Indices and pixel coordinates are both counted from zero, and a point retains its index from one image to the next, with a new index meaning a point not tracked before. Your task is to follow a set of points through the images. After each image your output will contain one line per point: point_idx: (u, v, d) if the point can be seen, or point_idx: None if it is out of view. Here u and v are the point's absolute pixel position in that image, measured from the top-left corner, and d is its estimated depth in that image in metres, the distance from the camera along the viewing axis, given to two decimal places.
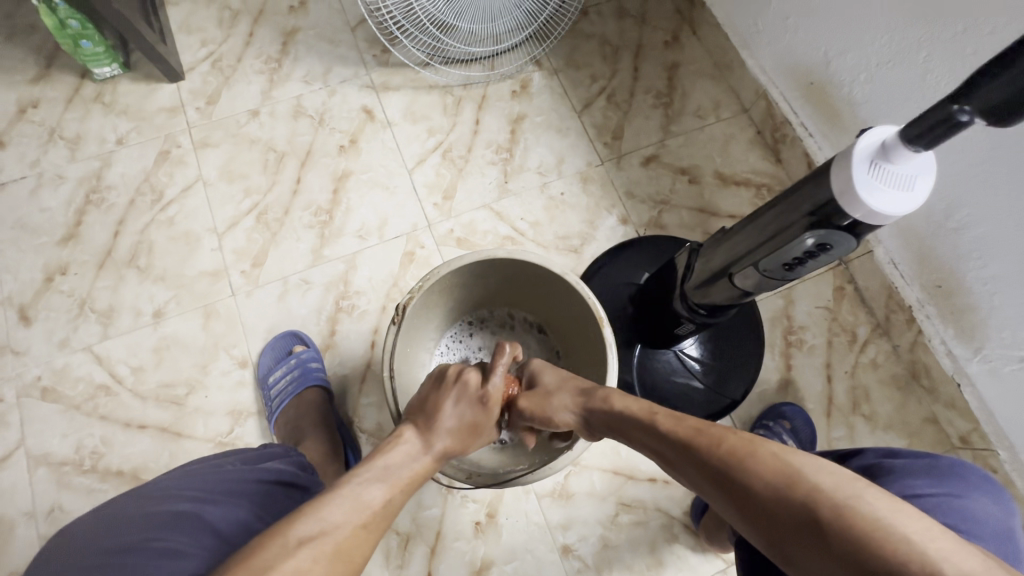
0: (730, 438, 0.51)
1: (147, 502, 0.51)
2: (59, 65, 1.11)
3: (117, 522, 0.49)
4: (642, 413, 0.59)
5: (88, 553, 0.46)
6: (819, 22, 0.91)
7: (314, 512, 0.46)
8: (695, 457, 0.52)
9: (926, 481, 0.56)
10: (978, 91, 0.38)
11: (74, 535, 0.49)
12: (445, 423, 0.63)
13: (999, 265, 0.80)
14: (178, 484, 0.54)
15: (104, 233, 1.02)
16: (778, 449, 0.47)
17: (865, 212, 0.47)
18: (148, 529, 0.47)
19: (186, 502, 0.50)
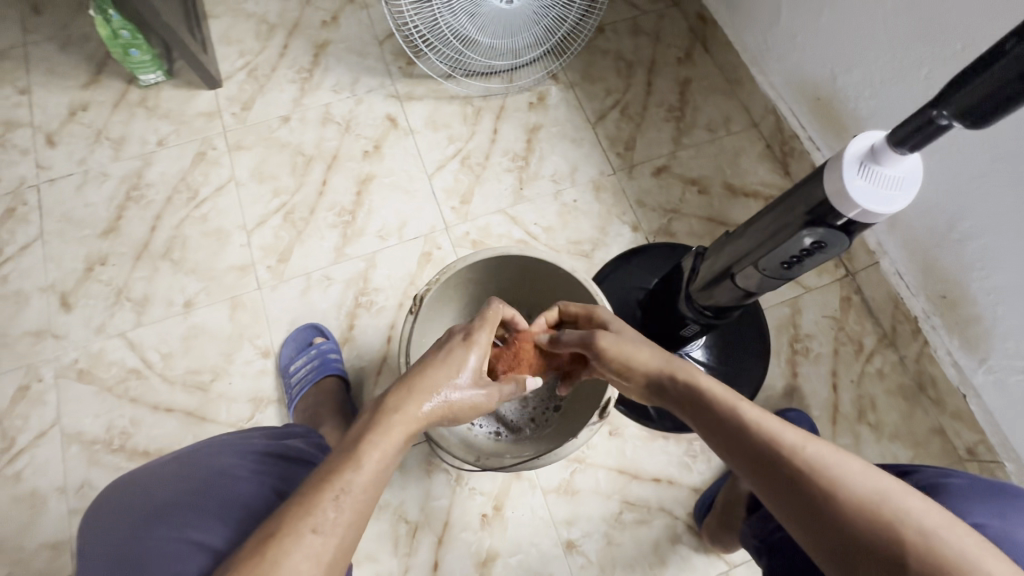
0: (810, 442, 0.48)
1: (181, 471, 0.55)
2: (108, 72, 1.19)
3: (149, 487, 0.53)
4: (726, 403, 0.54)
5: (127, 513, 0.51)
6: (825, 40, 0.95)
7: (302, 519, 0.45)
8: (768, 459, 0.48)
9: (988, 506, 0.52)
10: (954, 97, 0.42)
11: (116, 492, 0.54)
12: (423, 369, 0.61)
13: (1002, 276, 0.82)
14: (204, 456, 0.58)
15: (142, 227, 1.08)
16: (862, 465, 0.45)
17: (859, 211, 0.50)
18: (179, 497, 0.52)
19: (216, 472, 0.55)
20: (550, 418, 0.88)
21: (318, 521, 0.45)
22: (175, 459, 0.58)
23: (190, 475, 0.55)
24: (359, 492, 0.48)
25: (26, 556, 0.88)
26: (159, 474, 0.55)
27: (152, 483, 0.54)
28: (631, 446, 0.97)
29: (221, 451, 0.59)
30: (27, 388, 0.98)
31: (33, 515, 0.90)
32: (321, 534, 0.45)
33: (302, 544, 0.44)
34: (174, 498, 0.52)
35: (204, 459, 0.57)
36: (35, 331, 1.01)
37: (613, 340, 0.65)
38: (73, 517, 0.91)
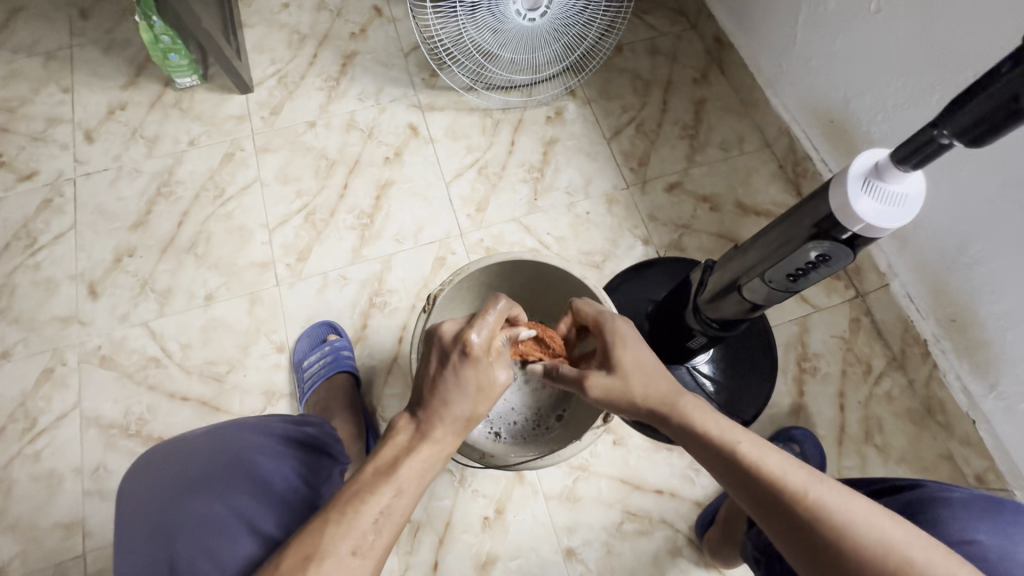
0: (816, 489, 0.48)
1: (211, 450, 0.56)
2: (147, 75, 1.25)
3: (182, 465, 0.54)
4: (725, 440, 0.54)
5: (165, 492, 0.52)
6: (839, 65, 0.97)
7: (343, 540, 0.46)
8: (777, 502, 0.48)
9: (984, 526, 0.52)
10: (954, 117, 0.43)
11: (150, 472, 0.55)
12: (436, 392, 0.58)
13: (1010, 301, 0.82)
14: (228, 450, 0.56)
15: (170, 222, 1.13)
16: (868, 513, 0.45)
17: (863, 225, 0.52)
18: (213, 479, 0.52)
19: (247, 452, 0.55)
20: (544, 431, 0.89)
21: (356, 542, 0.46)
22: (196, 445, 0.57)
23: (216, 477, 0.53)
24: (390, 512, 0.49)
25: (40, 534, 0.91)
26: (182, 468, 0.54)
27: (177, 480, 0.52)
28: (634, 456, 0.97)
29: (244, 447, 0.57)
30: (51, 371, 1.01)
31: (50, 494, 0.93)
32: (360, 557, 0.46)
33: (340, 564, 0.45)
34: (201, 506, 0.50)
35: (228, 454, 0.55)
36: (62, 317, 1.05)
37: (603, 382, 0.63)
38: (87, 499, 0.93)
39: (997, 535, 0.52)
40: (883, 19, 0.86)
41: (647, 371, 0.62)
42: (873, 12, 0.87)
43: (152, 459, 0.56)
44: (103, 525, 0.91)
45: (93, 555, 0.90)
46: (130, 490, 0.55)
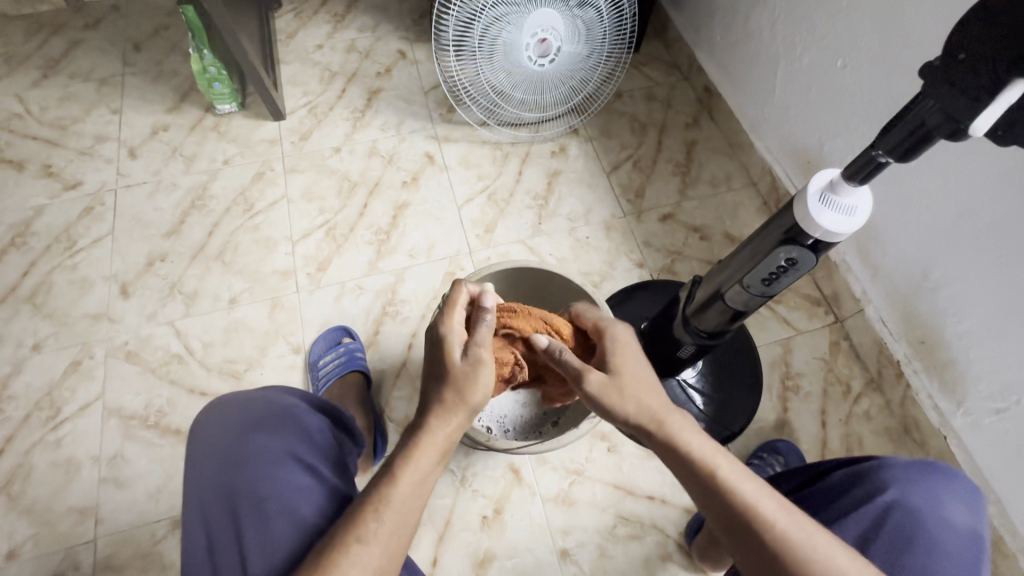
0: (783, 522, 0.52)
1: (273, 401, 0.61)
2: (189, 101, 1.38)
3: (250, 410, 0.59)
4: (704, 461, 0.57)
5: (236, 434, 0.57)
6: (814, 112, 1.09)
7: (349, 533, 0.49)
8: (743, 525, 0.53)
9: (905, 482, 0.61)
10: (883, 138, 0.53)
11: (220, 415, 0.60)
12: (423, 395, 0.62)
13: (971, 322, 0.90)
14: (284, 403, 0.61)
15: (201, 232, 1.22)
16: (830, 549, 0.50)
17: (822, 231, 0.61)
18: (277, 426, 0.58)
19: (303, 409, 0.62)
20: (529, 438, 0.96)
21: (362, 531, 0.49)
22: (258, 396, 0.62)
23: (278, 428, 0.58)
24: (397, 507, 0.51)
25: (54, 518, 0.95)
26: (246, 415, 0.59)
27: (241, 425, 0.58)
28: (627, 463, 1.02)
29: (299, 406, 0.62)
30: (78, 364, 1.07)
31: (67, 480, 0.97)
32: (371, 545, 0.49)
33: (351, 556, 0.48)
34: (270, 449, 0.55)
35: (285, 409, 0.60)
36: (93, 314, 1.12)
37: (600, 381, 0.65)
38: (102, 485, 0.97)
39: (927, 497, 0.61)
40: (848, 72, 0.98)
41: (641, 384, 0.65)
42: (840, 67, 1.00)
43: (220, 404, 0.61)
44: (115, 511, 0.95)
45: (104, 540, 0.93)
46: (196, 430, 0.60)
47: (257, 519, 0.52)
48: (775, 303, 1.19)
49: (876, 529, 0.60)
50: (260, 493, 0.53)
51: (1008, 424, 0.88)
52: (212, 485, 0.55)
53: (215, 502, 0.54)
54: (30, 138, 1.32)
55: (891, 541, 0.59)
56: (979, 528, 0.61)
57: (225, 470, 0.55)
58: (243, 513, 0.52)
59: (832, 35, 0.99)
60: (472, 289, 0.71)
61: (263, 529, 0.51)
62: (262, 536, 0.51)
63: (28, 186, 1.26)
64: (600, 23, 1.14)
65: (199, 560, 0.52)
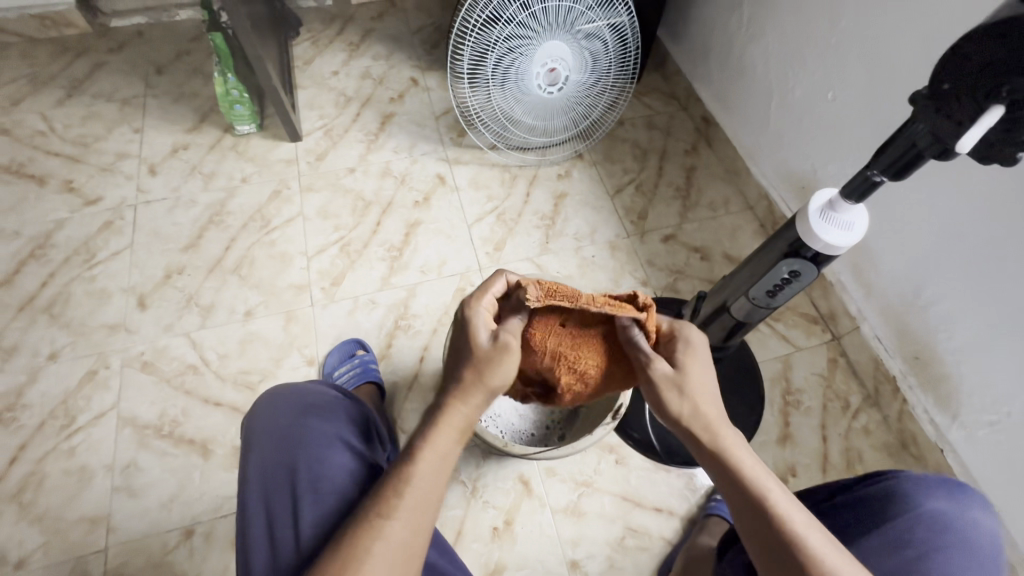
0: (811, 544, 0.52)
1: (322, 391, 0.67)
2: (209, 122, 1.43)
3: (303, 397, 0.65)
4: (757, 485, 0.56)
5: (292, 417, 0.62)
6: (806, 141, 1.16)
7: (373, 510, 0.52)
8: (784, 551, 0.52)
9: (941, 496, 0.66)
10: (878, 159, 0.58)
11: (276, 400, 0.65)
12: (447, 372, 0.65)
13: (960, 339, 0.95)
14: (332, 393, 0.66)
15: (218, 246, 1.25)
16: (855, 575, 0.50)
17: (823, 244, 0.66)
18: (328, 414, 0.63)
19: (348, 402, 0.67)
20: (545, 444, 0.97)
21: (384, 509, 0.52)
22: (308, 386, 0.67)
23: (329, 414, 0.63)
24: (417, 486, 0.54)
25: (66, 526, 0.95)
26: (300, 401, 0.64)
27: (299, 409, 0.63)
28: (635, 475, 1.04)
29: (344, 397, 0.68)
30: (94, 373, 1.09)
31: (80, 489, 0.98)
32: (396, 520, 0.52)
33: (374, 531, 0.51)
34: (323, 433, 0.61)
35: (333, 399, 0.66)
36: (111, 324, 1.14)
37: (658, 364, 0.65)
38: (115, 495, 0.98)
39: (956, 505, 0.66)
40: (838, 105, 1.05)
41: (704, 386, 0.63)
42: (830, 99, 1.07)
43: (273, 393, 0.66)
44: (128, 520, 0.95)
45: (115, 549, 0.93)
46: (252, 415, 0.64)
47: (315, 496, 0.56)
48: (774, 320, 1.23)
49: (914, 531, 0.63)
50: (315, 472, 0.57)
51: (1000, 436, 0.92)
52: (271, 464, 0.59)
53: (274, 479, 0.58)
54: (53, 154, 1.36)
55: (928, 544, 0.62)
56: (998, 533, 0.66)
57: (282, 450, 0.59)
58: (301, 490, 0.57)
59: (822, 71, 1.07)
60: (507, 274, 0.70)
61: (319, 506, 0.56)
62: (317, 512, 0.55)
63: (49, 200, 1.29)
64: (606, 54, 1.21)
65: (258, 534, 0.57)
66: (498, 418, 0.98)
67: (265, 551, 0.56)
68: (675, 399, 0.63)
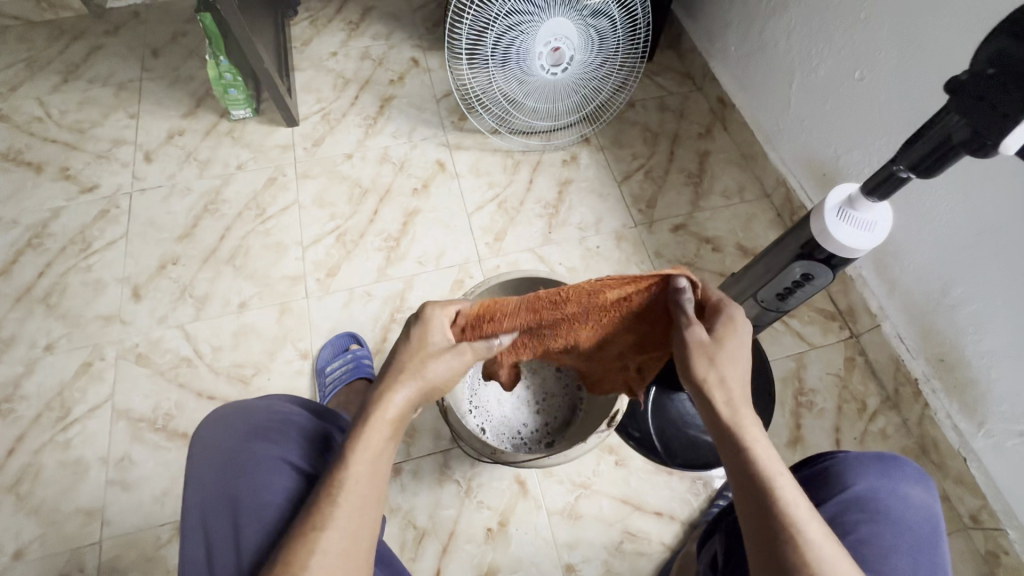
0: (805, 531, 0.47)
1: (272, 408, 0.63)
2: (205, 107, 1.39)
3: (250, 418, 0.62)
4: (765, 468, 0.51)
5: (235, 441, 0.59)
6: (830, 124, 1.07)
7: (308, 522, 0.49)
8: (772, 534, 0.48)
9: (872, 471, 0.63)
10: (904, 154, 0.51)
11: (224, 421, 0.62)
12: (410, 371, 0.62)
13: (994, 340, 0.87)
14: (285, 411, 0.63)
15: (213, 236, 1.23)
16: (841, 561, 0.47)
17: (838, 246, 0.60)
18: (275, 437, 0.60)
19: (301, 420, 0.63)
20: (532, 452, 0.95)
21: (319, 518, 0.49)
22: (259, 404, 0.64)
23: (278, 437, 0.60)
24: (352, 489, 0.52)
25: (61, 518, 0.95)
26: (245, 423, 0.61)
27: (244, 432, 0.60)
28: (635, 477, 1.01)
29: (297, 413, 0.64)
30: (90, 365, 1.08)
31: (75, 481, 0.98)
32: (332, 531, 0.49)
33: (313, 546, 0.48)
34: (269, 459, 0.58)
35: (285, 418, 0.63)
36: (106, 316, 1.13)
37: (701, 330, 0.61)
38: (109, 487, 0.98)
39: (885, 479, 0.63)
40: (866, 85, 0.97)
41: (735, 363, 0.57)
42: (858, 79, 0.98)
43: (220, 412, 0.63)
44: (121, 514, 0.95)
45: (109, 543, 0.93)
46: (197, 434, 0.62)
47: (256, 526, 0.54)
48: (788, 317, 1.17)
49: (843, 513, 0.61)
50: (260, 501, 0.55)
51: None
52: (213, 492, 0.57)
53: (216, 507, 0.56)
54: (50, 141, 1.34)
55: (860, 525, 0.60)
56: (936, 510, 0.63)
57: (224, 476, 0.57)
58: (244, 520, 0.54)
59: (849, 47, 0.98)
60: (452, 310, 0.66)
61: (261, 536, 0.53)
62: (258, 545, 0.53)
63: (46, 189, 1.28)
64: (613, 33, 1.13)
65: (199, 563, 0.55)
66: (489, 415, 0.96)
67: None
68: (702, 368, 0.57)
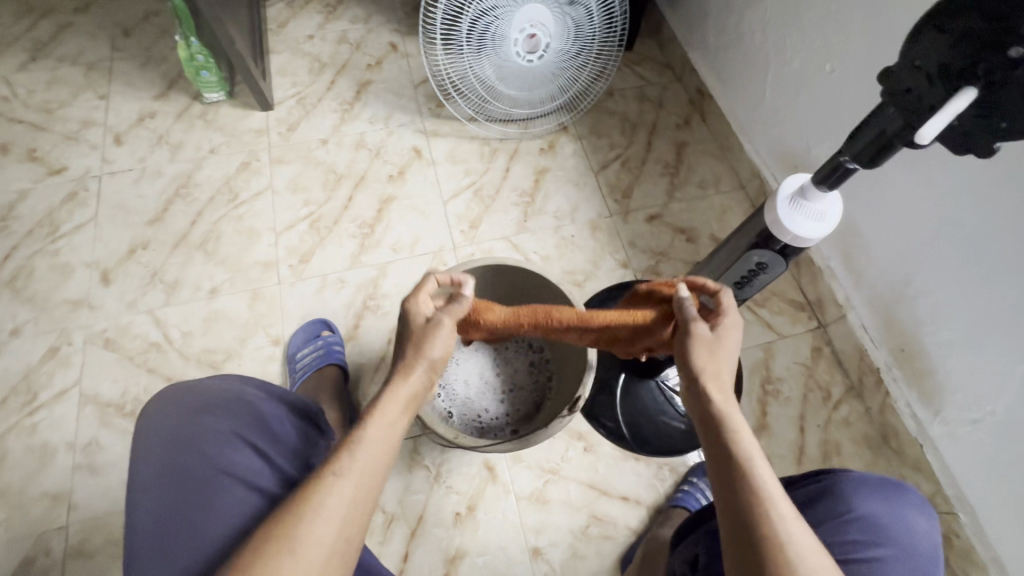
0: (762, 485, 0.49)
1: (227, 388, 0.64)
2: (177, 89, 1.37)
3: (205, 396, 0.63)
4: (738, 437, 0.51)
5: (188, 419, 0.61)
6: (802, 116, 1.08)
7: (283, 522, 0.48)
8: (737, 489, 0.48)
9: (881, 496, 0.65)
10: (849, 145, 0.53)
11: (178, 399, 0.63)
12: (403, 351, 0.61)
13: (949, 331, 0.90)
14: (238, 390, 0.64)
15: (184, 221, 1.21)
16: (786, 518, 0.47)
17: (792, 236, 0.61)
18: (227, 417, 0.61)
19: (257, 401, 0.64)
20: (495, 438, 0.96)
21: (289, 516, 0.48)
22: (208, 382, 0.66)
23: (229, 416, 0.62)
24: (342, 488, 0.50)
25: (27, 503, 0.95)
26: (200, 400, 0.62)
27: (196, 409, 0.61)
28: (603, 463, 1.02)
29: (249, 392, 0.65)
30: (56, 350, 1.07)
31: (42, 466, 0.98)
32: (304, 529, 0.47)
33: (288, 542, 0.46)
34: (222, 437, 0.60)
35: (239, 397, 0.64)
36: (74, 300, 1.12)
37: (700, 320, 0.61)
38: (76, 472, 0.97)
39: (891, 505, 0.65)
40: (836, 78, 0.97)
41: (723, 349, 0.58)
42: (828, 72, 0.99)
43: (176, 387, 0.64)
44: (89, 498, 0.95)
45: (76, 527, 0.93)
46: (150, 408, 0.62)
47: (210, 498, 0.57)
48: (758, 307, 1.18)
49: (847, 534, 0.62)
50: (214, 475, 0.58)
51: (982, 435, 0.88)
52: (164, 465, 0.58)
53: (168, 481, 0.58)
54: (16, 121, 1.31)
55: (861, 548, 0.61)
56: (935, 540, 0.65)
57: (177, 449, 0.59)
58: (199, 490, 0.57)
59: (820, 39, 0.99)
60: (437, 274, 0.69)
61: (214, 508, 0.56)
62: (212, 515, 0.56)
63: (12, 170, 1.25)
64: (589, 21, 1.12)
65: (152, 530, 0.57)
66: (456, 397, 0.98)
67: (155, 550, 0.56)
68: (690, 352, 0.58)
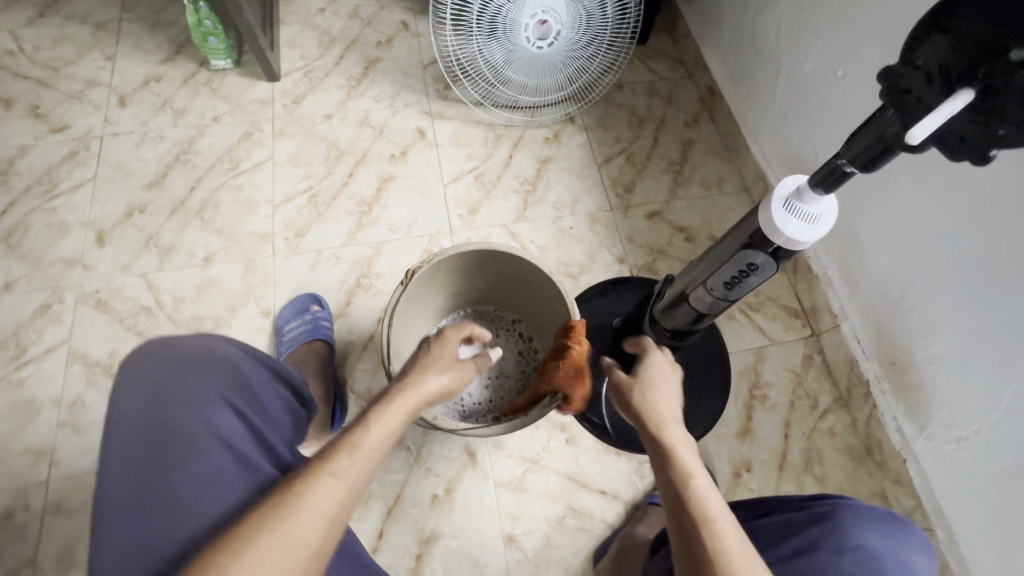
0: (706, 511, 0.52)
1: (210, 348, 0.64)
2: (184, 54, 1.36)
3: (188, 353, 0.62)
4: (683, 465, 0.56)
5: (170, 372, 0.60)
6: (811, 120, 1.07)
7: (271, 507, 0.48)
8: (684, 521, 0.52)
9: (883, 532, 0.62)
10: (848, 147, 0.52)
11: (159, 353, 0.61)
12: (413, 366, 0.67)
13: (940, 346, 0.89)
14: (224, 351, 0.64)
15: (182, 187, 1.21)
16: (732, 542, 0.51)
17: (785, 238, 0.60)
18: (210, 375, 0.61)
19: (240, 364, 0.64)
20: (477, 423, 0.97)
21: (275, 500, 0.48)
22: (194, 340, 0.65)
23: (215, 374, 0.61)
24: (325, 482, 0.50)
25: (10, 456, 0.96)
26: (183, 355, 0.61)
27: (179, 364, 0.60)
28: (584, 456, 1.02)
29: (233, 354, 0.65)
30: (48, 307, 1.07)
31: (27, 421, 0.98)
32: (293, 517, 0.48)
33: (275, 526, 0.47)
34: (204, 395, 0.59)
35: (224, 357, 0.63)
36: (68, 259, 1.12)
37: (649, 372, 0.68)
38: (59, 429, 0.98)
39: (892, 542, 0.61)
40: (847, 83, 0.96)
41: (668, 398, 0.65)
42: (840, 77, 0.97)
43: (157, 342, 0.63)
44: (71, 455, 0.96)
45: (56, 483, 0.94)
46: (130, 360, 0.61)
47: (186, 454, 0.55)
48: (753, 311, 1.17)
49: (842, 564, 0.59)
50: (191, 431, 0.56)
51: (966, 453, 0.88)
52: (141, 416, 0.57)
53: (142, 433, 0.56)
54: (22, 77, 1.31)
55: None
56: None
57: (157, 403, 0.57)
58: (175, 448, 0.55)
59: (834, 43, 0.97)
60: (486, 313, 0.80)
61: (190, 464, 0.55)
62: (186, 471, 0.54)
63: (14, 125, 1.25)
64: (601, 11, 1.11)
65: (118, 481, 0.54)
66: None
67: (118, 501, 0.53)
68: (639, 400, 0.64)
